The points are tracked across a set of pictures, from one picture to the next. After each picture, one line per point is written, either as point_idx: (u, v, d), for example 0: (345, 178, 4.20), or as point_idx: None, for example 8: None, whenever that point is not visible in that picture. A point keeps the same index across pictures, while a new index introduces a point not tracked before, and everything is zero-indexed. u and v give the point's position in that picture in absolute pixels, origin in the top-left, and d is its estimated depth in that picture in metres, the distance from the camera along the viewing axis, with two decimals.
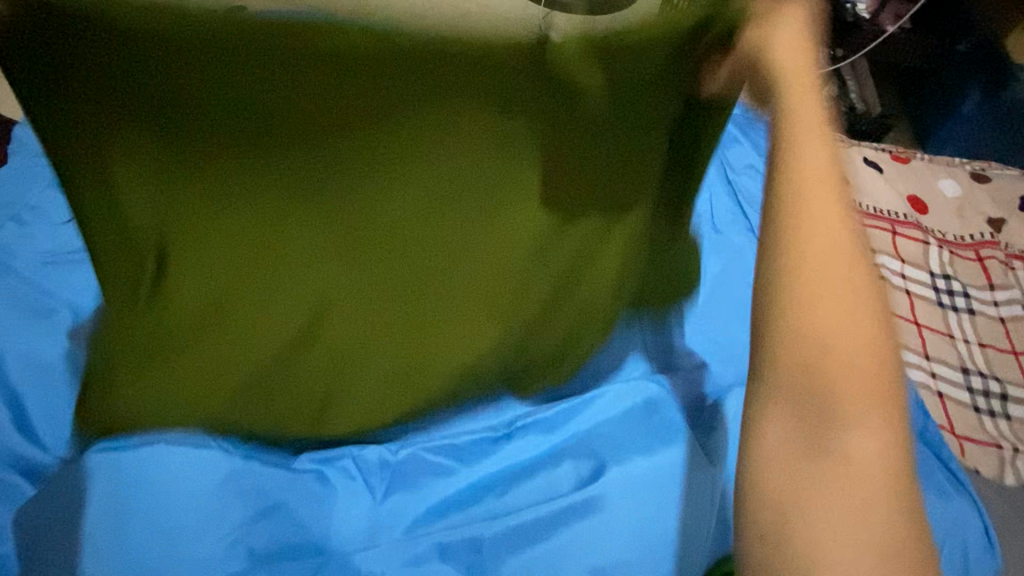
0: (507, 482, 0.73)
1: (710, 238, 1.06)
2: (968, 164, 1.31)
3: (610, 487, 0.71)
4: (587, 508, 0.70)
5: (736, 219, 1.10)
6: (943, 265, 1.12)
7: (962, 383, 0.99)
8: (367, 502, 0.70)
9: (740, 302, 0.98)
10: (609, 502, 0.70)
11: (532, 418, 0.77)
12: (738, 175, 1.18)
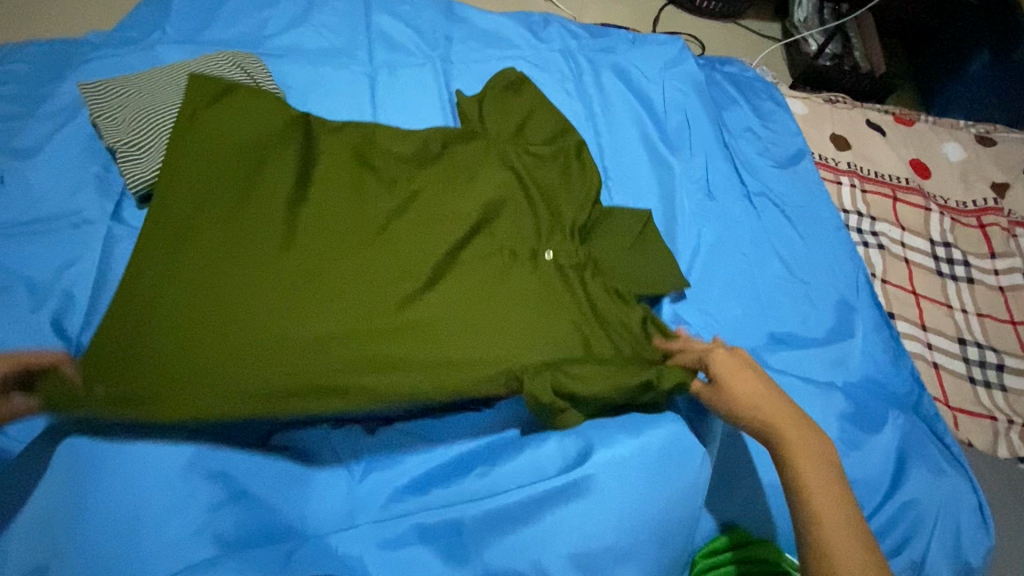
0: (488, 461, 0.70)
1: (704, 205, 1.02)
2: (972, 127, 1.27)
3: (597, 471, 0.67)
4: (574, 490, 0.66)
5: (732, 185, 1.06)
6: (945, 232, 1.08)
7: (958, 354, 0.96)
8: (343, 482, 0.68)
9: (732, 272, 0.95)
10: (598, 482, 0.67)
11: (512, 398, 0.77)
12: (735, 138, 1.13)
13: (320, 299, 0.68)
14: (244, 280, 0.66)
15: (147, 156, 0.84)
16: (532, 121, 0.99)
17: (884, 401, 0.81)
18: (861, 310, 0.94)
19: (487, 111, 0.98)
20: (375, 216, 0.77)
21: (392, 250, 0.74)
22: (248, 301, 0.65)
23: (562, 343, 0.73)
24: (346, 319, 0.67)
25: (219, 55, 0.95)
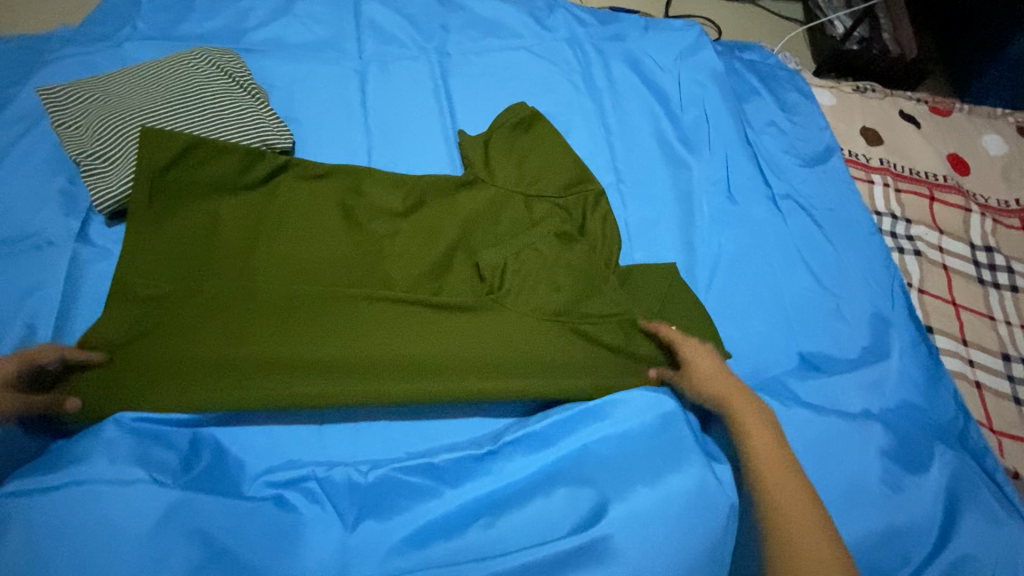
0: (493, 510, 0.64)
1: (725, 210, 0.94)
2: (1013, 116, 1.17)
3: (614, 530, 0.61)
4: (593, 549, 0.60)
5: (755, 186, 0.97)
6: (986, 235, 1.00)
7: (1002, 371, 0.89)
8: (334, 539, 0.61)
9: (756, 284, 0.88)
10: (617, 545, 0.61)
11: (519, 434, 0.68)
12: (757, 134, 1.04)
13: (284, 355, 0.70)
14: (210, 338, 0.70)
15: (115, 170, 0.76)
16: (538, 167, 0.91)
17: (928, 433, 0.74)
18: (897, 325, 0.86)
19: (488, 146, 0.92)
20: (349, 271, 0.79)
21: (350, 315, 0.75)
22: (212, 358, 0.68)
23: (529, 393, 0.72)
24: (306, 373, 0.70)
25: (193, 54, 0.87)
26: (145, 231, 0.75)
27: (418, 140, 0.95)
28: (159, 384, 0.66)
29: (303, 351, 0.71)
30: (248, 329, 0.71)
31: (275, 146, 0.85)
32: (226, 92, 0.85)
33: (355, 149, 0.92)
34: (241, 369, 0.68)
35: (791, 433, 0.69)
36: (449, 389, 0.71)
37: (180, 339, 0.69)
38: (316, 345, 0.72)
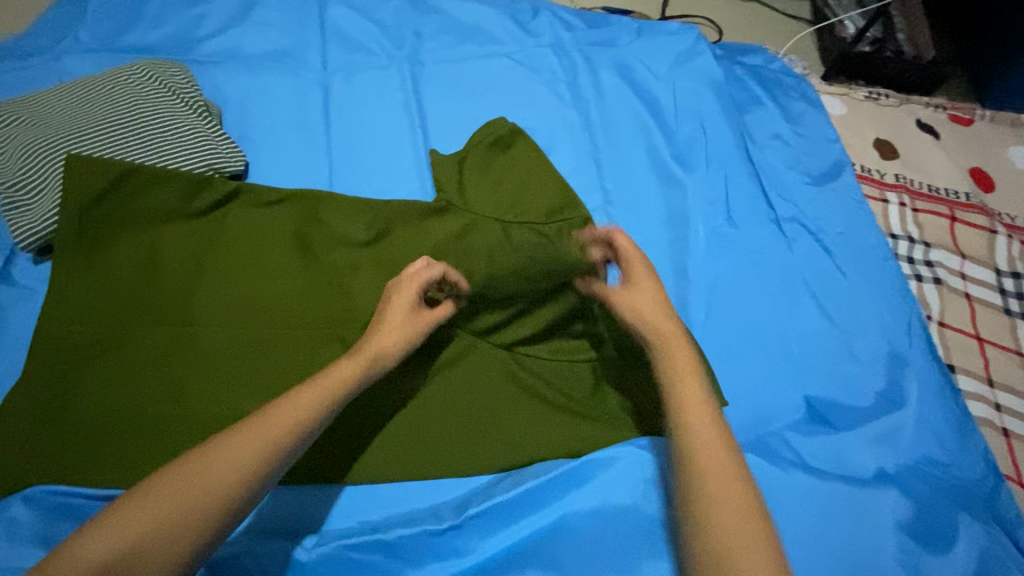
0: None
1: (724, 236, 0.85)
2: None
3: None
4: None
5: (757, 207, 0.88)
6: (1014, 260, 0.90)
7: None
8: None
9: (758, 319, 0.79)
10: None
11: (486, 504, 0.60)
12: (759, 148, 0.95)
13: (222, 409, 0.63)
14: (140, 391, 0.63)
15: (39, 202, 0.69)
16: (516, 195, 0.83)
17: (951, 498, 0.65)
18: (916, 366, 0.77)
19: (466, 169, 0.84)
20: (301, 308, 0.71)
21: (306, 362, 0.67)
22: (143, 413, 0.62)
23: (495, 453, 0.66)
24: None
25: (133, 68, 0.79)
26: (77, 273, 0.67)
27: (384, 159, 0.86)
28: (84, 445, 0.60)
29: (245, 405, 0.64)
30: (184, 380, 0.64)
31: (224, 169, 0.77)
32: (169, 111, 0.77)
33: (314, 170, 0.83)
34: (174, 427, 0.62)
35: (790, 501, 0.62)
36: (407, 449, 0.65)
37: (112, 401, 0.62)
38: (262, 401, 0.64)
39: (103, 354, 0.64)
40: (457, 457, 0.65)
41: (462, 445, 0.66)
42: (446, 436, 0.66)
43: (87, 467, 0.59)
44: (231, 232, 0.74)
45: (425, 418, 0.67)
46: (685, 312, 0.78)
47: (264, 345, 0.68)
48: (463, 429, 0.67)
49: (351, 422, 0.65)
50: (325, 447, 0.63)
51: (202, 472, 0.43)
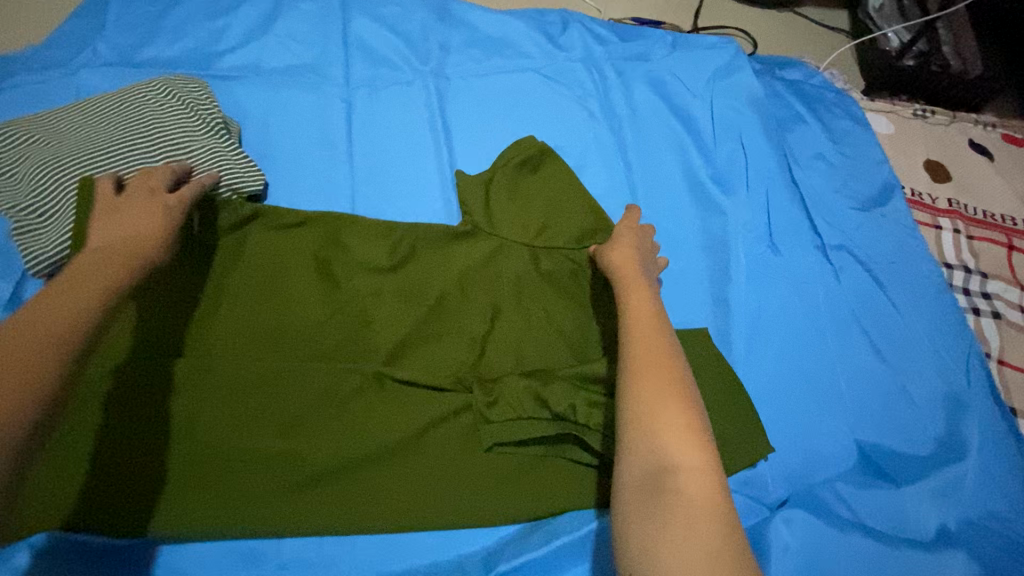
0: None
1: (766, 263, 0.80)
2: None
3: None
4: None
5: (801, 233, 0.83)
6: None
7: None
8: None
9: (805, 355, 0.74)
10: None
11: (518, 560, 0.61)
12: (803, 169, 0.89)
13: (236, 447, 0.60)
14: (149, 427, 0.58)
15: (49, 225, 0.65)
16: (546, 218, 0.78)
17: (1015, 563, 0.61)
18: (977, 410, 0.71)
19: (494, 189, 0.79)
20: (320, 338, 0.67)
21: (325, 397, 0.64)
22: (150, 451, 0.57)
23: (525, 499, 0.62)
24: (265, 469, 0.59)
25: (150, 83, 0.76)
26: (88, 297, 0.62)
27: (409, 179, 0.82)
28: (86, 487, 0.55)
29: (259, 442, 0.60)
30: (196, 415, 0.60)
31: (243, 190, 0.74)
32: (186, 128, 0.73)
33: (337, 190, 0.80)
34: (186, 467, 0.58)
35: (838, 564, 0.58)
36: (433, 494, 0.61)
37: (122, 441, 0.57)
38: (278, 440, 0.61)
39: (109, 386, 0.58)
40: (488, 505, 0.61)
41: (490, 488, 0.62)
42: (474, 479, 0.62)
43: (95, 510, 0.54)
44: (251, 257, 0.70)
45: (452, 458, 0.63)
46: (726, 346, 0.73)
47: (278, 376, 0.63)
48: (489, 471, 0.63)
49: (372, 463, 0.62)
50: (348, 492, 0.60)
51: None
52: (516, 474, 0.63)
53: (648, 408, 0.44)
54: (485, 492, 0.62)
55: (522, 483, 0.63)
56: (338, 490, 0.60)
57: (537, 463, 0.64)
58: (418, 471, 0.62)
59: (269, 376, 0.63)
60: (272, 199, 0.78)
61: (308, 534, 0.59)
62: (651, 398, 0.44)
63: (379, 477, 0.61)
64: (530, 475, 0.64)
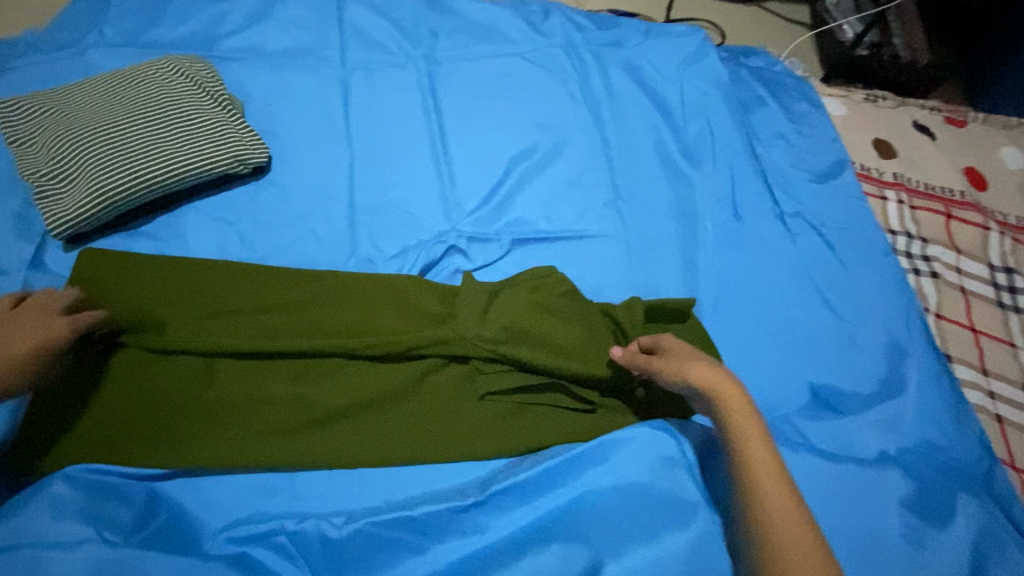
0: (477, 569, 0.58)
1: (731, 230, 0.88)
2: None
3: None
4: None
5: (763, 203, 0.92)
6: (1006, 255, 0.94)
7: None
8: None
9: (766, 310, 0.82)
10: None
11: (509, 482, 0.62)
12: (765, 147, 0.98)
13: (251, 391, 0.66)
14: (173, 377, 0.65)
15: (73, 190, 0.71)
16: (552, 323, 0.70)
17: (950, 478, 0.68)
18: (915, 355, 0.80)
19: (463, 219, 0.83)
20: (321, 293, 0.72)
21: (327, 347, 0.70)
22: (175, 397, 0.64)
23: (515, 434, 0.68)
24: (278, 410, 0.65)
25: (160, 63, 0.82)
26: (116, 281, 0.69)
27: (403, 151, 0.88)
28: (119, 428, 0.62)
29: (272, 388, 0.66)
30: (213, 366, 0.66)
31: (250, 161, 0.79)
32: (196, 105, 0.79)
33: (335, 161, 0.85)
34: (207, 408, 0.64)
35: (798, 479, 0.65)
36: (432, 430, 0.67)
37: (149, 385, 0.64)
38: (290, 384, 0.67)
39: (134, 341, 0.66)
40: (485, 437, 0.67)
41: (483, 426, 0.68)
42: (469, 419, 0.69)
43: (126, 446, 0.61)
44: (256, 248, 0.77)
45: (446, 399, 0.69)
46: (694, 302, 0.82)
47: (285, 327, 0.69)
48: (482, 414, 0.69)
49: (374, 403, 0.67)
50: (357, 429, 0.66)
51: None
52: (505, 415, 0.69)
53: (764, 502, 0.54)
54: (478, 431, 0.68)
55: (510, 423, 0.69)
56: (346, 427, 0.66)
57: (524, 408, 0.70)
58: (417, 410, 0.68)
59: (270, 327, 0.69)
60: (275, 171, 0.83)
61: (319, 465, 0.64)
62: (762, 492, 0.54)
63: (383, 417, 0.67)
64: (519, 415, 0.70)
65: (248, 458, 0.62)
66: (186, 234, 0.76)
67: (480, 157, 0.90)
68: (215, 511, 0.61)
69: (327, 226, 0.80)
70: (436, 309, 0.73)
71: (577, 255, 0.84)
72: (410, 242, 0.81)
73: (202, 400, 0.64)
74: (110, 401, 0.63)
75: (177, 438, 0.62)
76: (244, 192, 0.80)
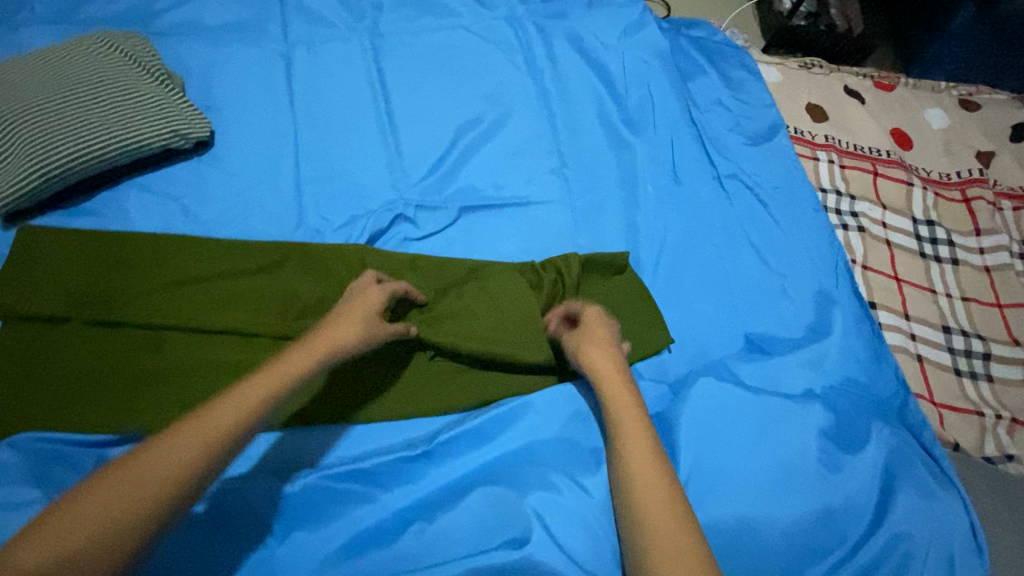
0: (424, 514, 0.62)
1: (671, 191, 0.92)
2: (954, 89, 1.18)
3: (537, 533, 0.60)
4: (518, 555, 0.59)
5: (701, 166, 0.96)
6: (928, 209, 1.00)
7: (943, 344, 0.89)
8: (252, 534, 0.58)
9: (703, 266, 0.86)
10: (543, 545, 0.59)
11: (455, 432, 0.66)
12: (703, 113, 1.02)
13: (198, 357, 0.67)
14: (119, 346, 0.66)
15: (6, 166, 0.71)
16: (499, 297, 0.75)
17: (867, 410, 0.74)
18: (841, 302, 0.85)
19: (407, 209, 0.83)
20: (266, 264, 0.74)
21: (271, 311, 0.71)
22: (121, 366, 0.65)
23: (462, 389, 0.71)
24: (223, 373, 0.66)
25: (92, 38, 0.81)
26: (57, 258, 0.70)
27: (348, 123, 0.89)
28: (70, 397, 0.63)
29: (218, 353, 0.67)
30: (160, 334, 0.67)
31: (191, 136, 0.79)
32: (132, 81, 0.79)
33: (280, 135, 0.86)
34: (154, 375, 0.65)
35: (727, 416, 0.69)
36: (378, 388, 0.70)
37: (94, 356, 0.65)
38: (236, 349, 0.68)
39: (76, 315, 0.66)
40: (434, 392, 0.70)
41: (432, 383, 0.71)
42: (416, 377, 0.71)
43: (75, 413, 0.62)
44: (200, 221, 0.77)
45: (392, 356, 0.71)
46: (635, 260, 0.85)
47: (232, 297, 0.71)
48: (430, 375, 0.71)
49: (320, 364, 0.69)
50: None
51: (181, 441, 0.45)
52: (452, 374, 0.72)
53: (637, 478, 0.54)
54: (428, 388, 0.70)
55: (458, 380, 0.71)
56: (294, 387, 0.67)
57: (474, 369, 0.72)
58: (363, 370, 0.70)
59: (221, 298, 0.71)
60: (218, 145, 0.83)
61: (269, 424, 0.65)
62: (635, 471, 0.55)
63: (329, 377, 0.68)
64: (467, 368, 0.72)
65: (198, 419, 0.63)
66: (129, 209, 0.76)
67: (426, 128, 0.91)
68: None
69: (273, 198, 0.81)
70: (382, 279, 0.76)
71: (522, 219, 0.87)
72: (357, 211, 0.82)
73: (150, 368, 0.65)
74: (58, 371, 0.64)
75: (127, 404, 0.63)
76: (187, 167, 0.81)
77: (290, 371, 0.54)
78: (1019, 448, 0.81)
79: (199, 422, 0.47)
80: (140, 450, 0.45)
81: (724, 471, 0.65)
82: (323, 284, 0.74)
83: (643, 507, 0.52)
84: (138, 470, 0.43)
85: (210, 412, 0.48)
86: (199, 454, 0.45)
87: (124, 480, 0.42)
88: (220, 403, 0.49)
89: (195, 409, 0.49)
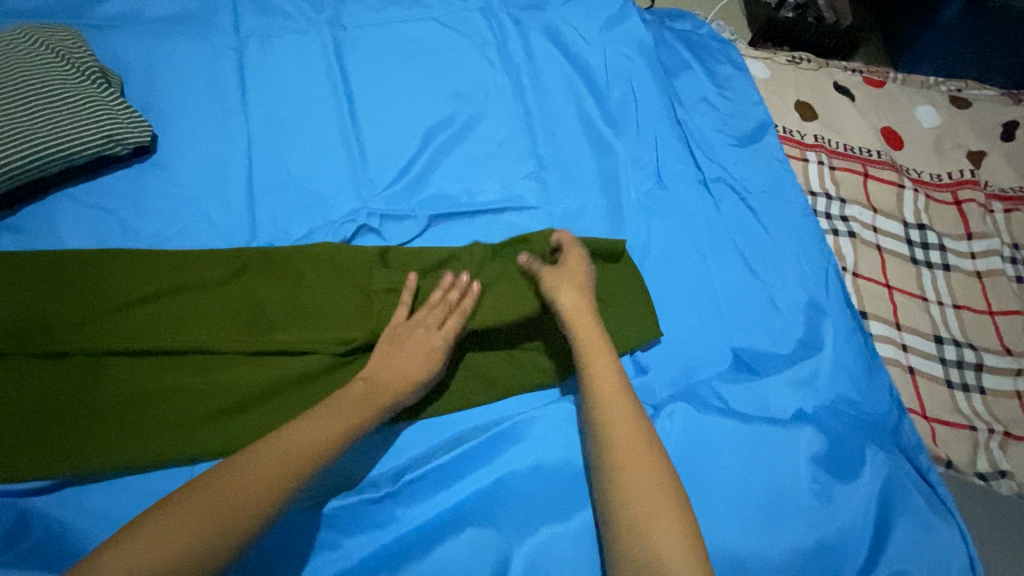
0: (392, 564, 0.56)
1: (654, 197, 0.87)
2: (944, 86, 1.14)
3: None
4: None
5: (686, 170, 0.91)
6: (919, 212, 0.96)
7: (935, 354, 0.86)
8: None
9: (689, 277, 0.81)
10: None
11: (427, 467, 0.61)
12: (688, 111, 0.97)
13: (153, 385, 0.61)
14: (60, 378, 0.59)
15: None
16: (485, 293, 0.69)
17: (859, 432, 0.71)
18: (833, 314, 0.81)
19: (374, 220, 0.77)
20: (226, 275, 0.68)
21: (234, 329, 0.64)
22: (62, 400, 0.58)
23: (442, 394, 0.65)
24: (183, 401, 0.61)
25: (13, 33, 0.72)
26: None
27: (307, 125, 0.81)
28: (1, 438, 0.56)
29: (175, 379, 0.61)
30: (105, 362, 0.61)
31: (129, 142, 0.72)
32: (60, 80, 0.71)
33: (231, 139, 0.78)
34: (99, 410, 0.59)
35: (716, 444, 0.66)
36: None
37: (26, 395, 0.58)
38: (195, 374, 0.62)
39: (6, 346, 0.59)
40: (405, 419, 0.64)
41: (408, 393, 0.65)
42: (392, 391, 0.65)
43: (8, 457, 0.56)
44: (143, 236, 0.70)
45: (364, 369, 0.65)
46: None
47: (189, 315, 0.64)
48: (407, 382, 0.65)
49: (288, 382, 0.63)
50: (262, 422, 0.62)
51: (243, 484, 0.46)
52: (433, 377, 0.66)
53: (641, 506, 0.49)
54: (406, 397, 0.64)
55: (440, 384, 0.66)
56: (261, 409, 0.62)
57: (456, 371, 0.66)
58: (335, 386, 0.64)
59: (172, 316, 0.64)
60: (161, 151, 0.76)
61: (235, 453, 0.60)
62: (641, 496, 0.50)
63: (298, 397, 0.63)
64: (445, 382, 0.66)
65: (154, 454, 0.58)
66: (61, 226, 0.69)
67: (393, 129, 0.84)
68: (100, 522, 0.56)
69: (223, 210, 0.74)
70: (351, 282, 0.70)
71: (498, 228, 0.81)
72: (316, 223, 0.76)
73: (92, 402, 0.59)
74: None
75: (62, 445, 0.57)
76: (126, 176, 0.73)
77: (344, 411, 0.54)
78: (1012, 463, 0.78)
79: (254, 477, 0.47)
80: (220, 480, 0.46)
81: (712, 505, 0.62)
82: (291, 295, 0.68)
83: (651, 538, 0.47)
84: (204, 514, 0.44)
85: (288, 442, 0.50)
86: (261, 494, 0.46)
87: (195, 521, 0.43)
88: (294, 433, 0.51)
89: (271, 437, 0.51)
